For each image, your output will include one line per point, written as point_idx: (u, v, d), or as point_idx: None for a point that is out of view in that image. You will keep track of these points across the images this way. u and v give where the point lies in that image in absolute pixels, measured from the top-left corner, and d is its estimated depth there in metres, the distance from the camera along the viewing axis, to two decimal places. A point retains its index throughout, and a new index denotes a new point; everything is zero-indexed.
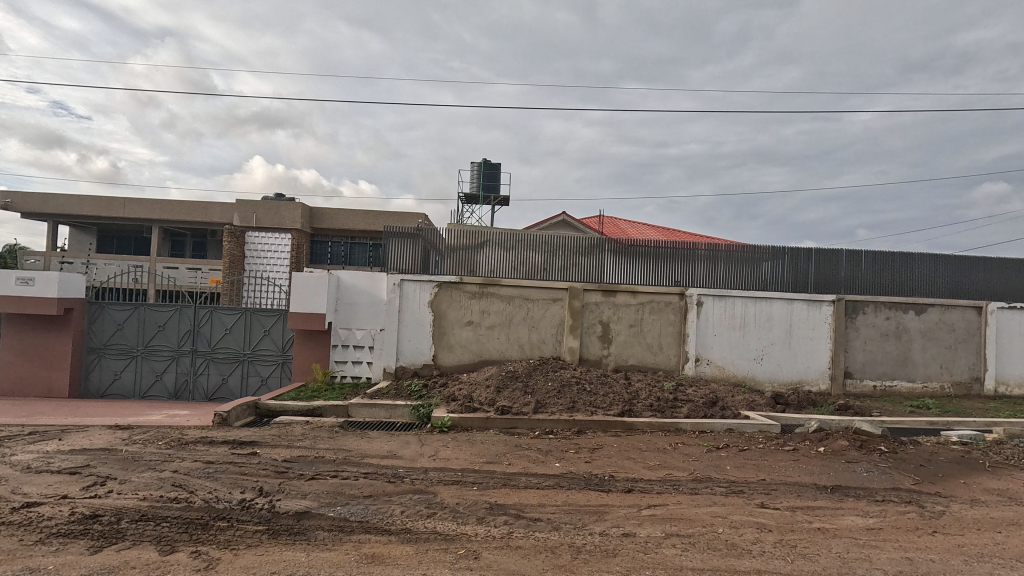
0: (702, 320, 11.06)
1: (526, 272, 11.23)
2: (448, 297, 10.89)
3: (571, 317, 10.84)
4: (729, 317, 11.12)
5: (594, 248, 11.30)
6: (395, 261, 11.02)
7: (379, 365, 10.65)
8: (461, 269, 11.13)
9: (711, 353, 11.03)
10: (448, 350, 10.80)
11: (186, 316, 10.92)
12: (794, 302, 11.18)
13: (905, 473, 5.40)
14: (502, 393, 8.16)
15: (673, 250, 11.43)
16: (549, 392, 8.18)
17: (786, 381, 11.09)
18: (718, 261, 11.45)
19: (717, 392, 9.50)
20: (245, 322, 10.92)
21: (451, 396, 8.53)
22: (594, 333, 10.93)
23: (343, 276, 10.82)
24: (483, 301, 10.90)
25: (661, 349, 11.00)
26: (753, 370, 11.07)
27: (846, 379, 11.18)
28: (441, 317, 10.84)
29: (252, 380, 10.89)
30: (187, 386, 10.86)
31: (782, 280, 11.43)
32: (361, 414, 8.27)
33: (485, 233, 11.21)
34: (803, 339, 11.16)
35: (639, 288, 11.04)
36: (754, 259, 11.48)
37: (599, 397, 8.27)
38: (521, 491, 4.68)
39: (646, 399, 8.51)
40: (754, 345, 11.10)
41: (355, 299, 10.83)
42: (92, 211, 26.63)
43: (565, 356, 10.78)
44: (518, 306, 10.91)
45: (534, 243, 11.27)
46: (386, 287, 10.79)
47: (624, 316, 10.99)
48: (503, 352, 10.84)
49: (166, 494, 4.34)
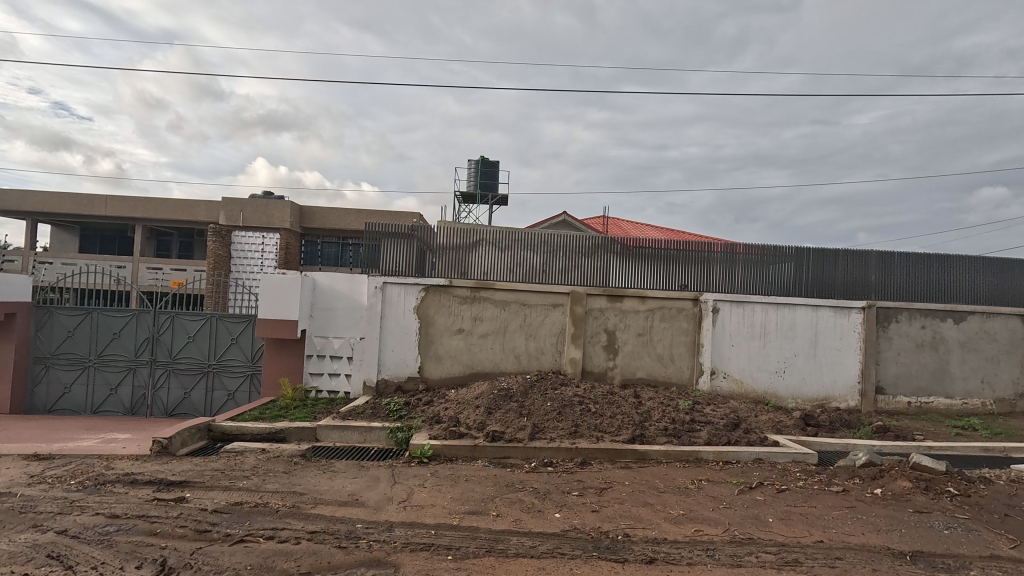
0: (718, 329, 9.98)
1: (524, 274, 10.13)
2: (436, 302, 9.79)
3: (572, 325, 9.74)
4: (748, 325, 10.03)
5: (599, 249, 10.22)
6: (378, 261, 9.92)
7: (359, 378, 9.57)
8: (451, 271, 10.02)
9: (728, 365, 9.94)
10: (435, 362, 9.70)
11: (145, 322, 9.82)
12: (820, 308, 10.09)
13: (996, 531, 4.29)
14: (493, 415, 7.05)
15: (687, 252, 10.34)
16: (548, 413, 7.08)
17: (810, 397, 10.00)
18: (737, 263, 10.34)
19: (738, 411, 8.39)
20: (210, 329, 9.80)
21: (434, 417, 7.42)
22: (599, 343, 9.83)
23: (320, 279, 9.73)
24: (475, 307, 9.81)
25: (673, 361, 9.90)
26: (774, 385, 9.97)
27: (878, 396, 10.07)
28: (428, 324, 9.75)
29: (218, 395, 9.78)
30: (145, 401, 9.75)
31: (808, 284, 10.30)
32: (331, 438, 7.20)
33: (478, 231, 10.10)
34: (829, 351, 10.07)
35: (648, 292, 9.93)
36: (778, 261, 10.36)
37: (605, 419, 7.16)
38: (510, 563, 3.57)
39: (659, 420, 7.40)
40: (775, 356, 10.02)
41: (332, 303, 9.76)
42: (73, 210, 25.58)
43: (566, 368, 9.68)
44: (514, 312, 9.82)
45: (532, 242, 10.17)
46: (366, 291, 9.69)
47: (631, 325, 9.89)
48: (496, 364, 9.74)
49: (31, 572, 3.23)
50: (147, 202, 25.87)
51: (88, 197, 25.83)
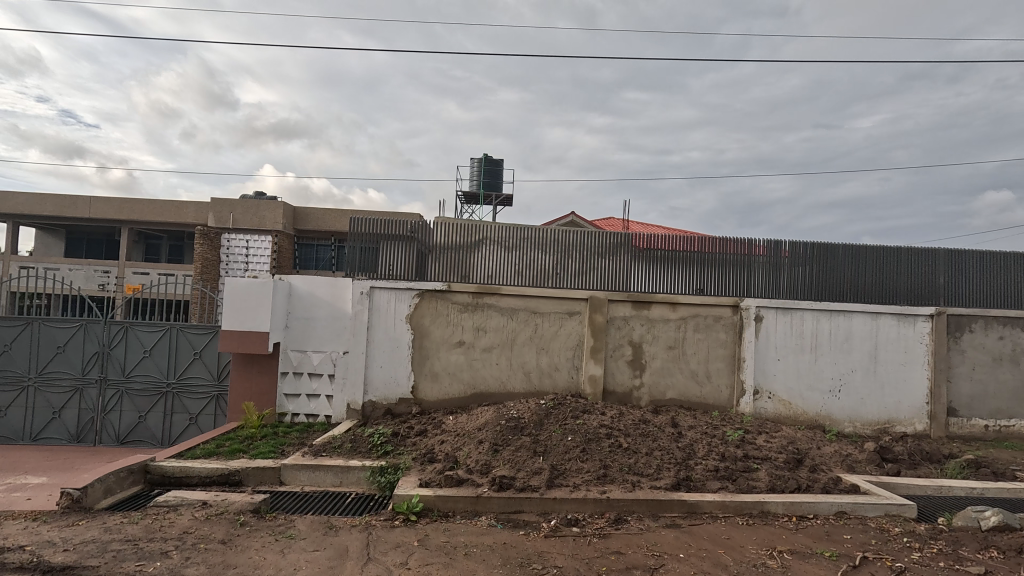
0: (762, 340, 8.54)
1: (534, 277, 8.71)
2: (433, 311, 8.40)
3: (591, 336, 8.33)
4: (797, 336, 8.57)
5: (623, 248, 8.79)
6: (364, 262, 8.55)
7: (341, 400, 8.18)
8: (449, 274, 8.62)
9: (773, 383, 8.49)
10: (431, 380, 8.29)
11: (94, 335, 8.45)
12: (880, 316, 8.65)
13: None
14: (500, 454, 5.61)
15: (724, 251, 8.88)
16: (568, 451, 5.64)
17: (870, 420, 8.53)
18: (784, 263, 8.86)
19: (797, 441, 6.93)
20: (170, 343, 8.42)
21: (427, 454, 5.99)
22: (622, 358, 8.41)
23: (298, 283, 8.36)
24: (479, 316, 8.41)
25: (709, 379, 8.46)
26: (829, 406, 8.51)
27: (949, 418, 8.59)
28: (423, 336, 8.36)
29: (179, 419, 8.39)
30: (92, 426, 8.37)
31: (866, 288, 8.84)
32: (298, 480, 5.81)
33: (481, 228, 8.68)
34: (892, 366, 8.62)
35: (680, 298, 8.51)
36: (831, 262, 8.88)
37: (641, 458, 5.72)
38: None
39: (705, 458, 5.98)
40: (829, 373, 8.56)
41: (311, 312, 8.38)
42: (56, 212, 24.40)
43: (585, 388, 8.26)
44: (523, 322, 8.42)
45: (544, 240, 8.76)
46: (351, 298, 8.31)
47: (660, 337, 8.47)
48: (502, 382, 8.32)
49: None
50: (133, 203, 24.64)
51: (72, 199, 24.62)
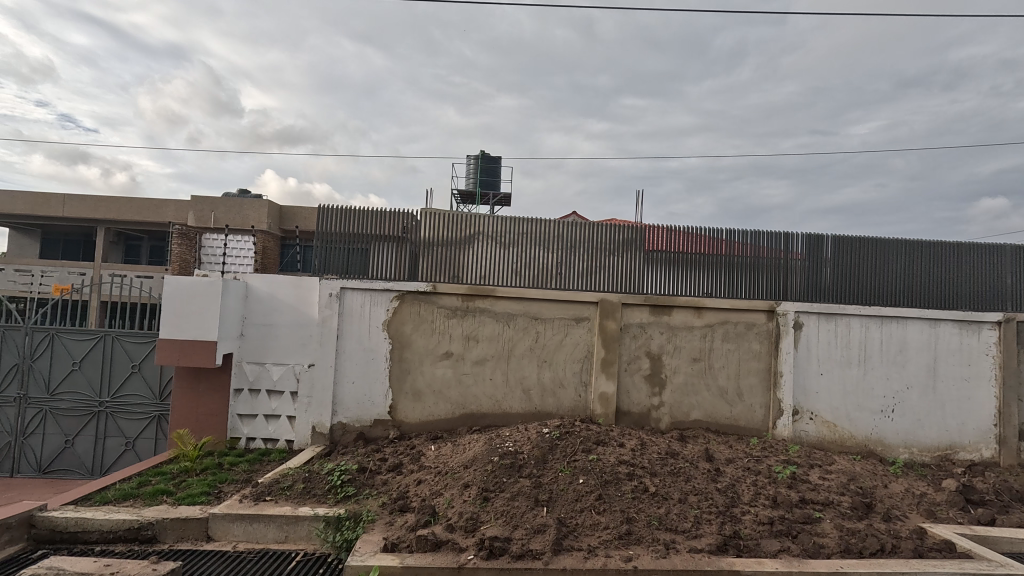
0: (802, 352, 7.26)
1: (535, 277, 7.42)
2: (415, 316, 7.12)
3: (602, 347, 7.08)
4: (844, 347, 7.30)
5: (639, 244, 7.49)
6: (336, 258, 7.26)
7: (306, 422, 6.89)
8: (438, 273, 7.32)
9: (816, 402, 7.22)
10: (413, 399, 7.01)
11: (14, 345, 7.15)
12: (939, 322, 7.38)
13: None
14: (492, 504, 4.30)
15: (757, 247, 7.60)
16: (580, 500, 4.34)
17: (929, 446, 7.25)
18: (826, 262, 7.58)
19: (860, 477, 5.64)
20: (103, 354, 7.11)
21: (398, 500, 4.68)
22: (639, 373, 7.15)
23: (256, 285, 7.09)
24: (469, 323, 7.14)
25: (740, 398, 7.19)
26: (880, 429, 7.24)
27: (1022, 443, 7.30)
28: (403, 346, 7.08)
29: (114, 444, 7.08)
30: (9, 454, 7.06)
31: (922, 290, 7.57)
32: (231, 536, 4.50)
33: (474, 219, 7.43)
34: (953, 382, 7.34)
35: (706, 303, 7.24)
36: (882, 261, 7.59)
37: (673, 508, 4.43)
38: None
39: (755, 505, 4.67)
40: (881, 390, 7.29)
41: (271, 318, 7.09)
42: (28, 211, 23.09)
43: (595, 409, 6.99)
44: (521, 329, 7.15)
45: (547, 234, 7.49)
46: (319, 301, 7.03)
47: (682, 347, 7.21)
48: (497, 401, 7.04)
49: None
50: (110, 201, 23.36)
51: (45, 197, 23.33)
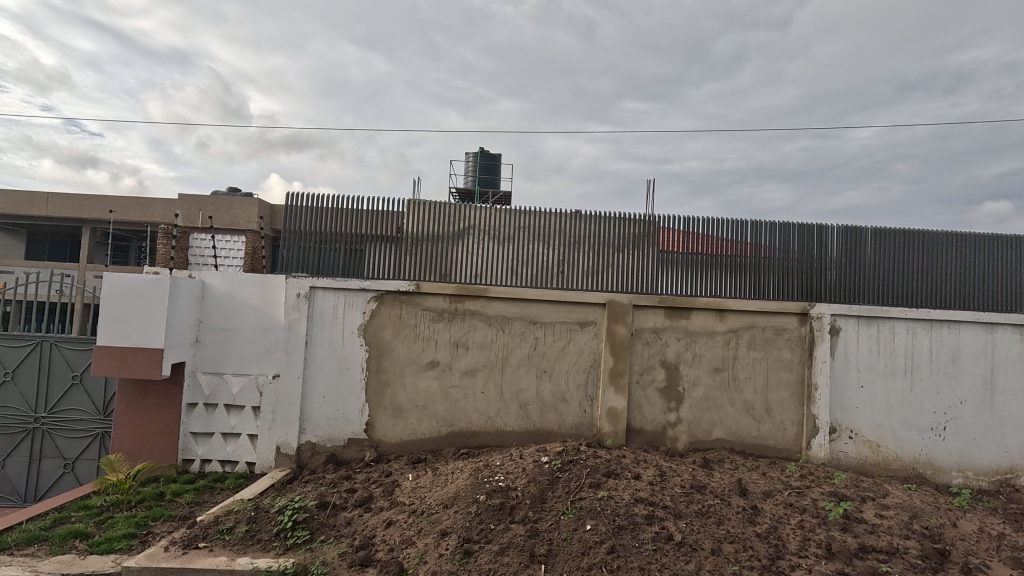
0: (840, 361, 6.33)
1: (532, 275, 6.51)
2: (396, 320, 6.21)
3: (611, 356, 6.17)
4: (888, 356, 6.36)
5: (652, 239, 6.57)
6: (307, 254, 6.41)
7: (269, 442, 6.00)
8: (423, 271, 6.43)
9: (856, 419, 6.28)
10: (393, 416, 6.10)
11: None
12: (996, 327, 6.44)
13: None
14: (475, 562, 3.36)
15: (788, 241, 6.66)
16: (588, 557, 3.39)
17: (987, 469, 6.29)
18: (865, 258, 6.64)
19: (923, 514, 4.69)
20: (39, 363, 6.22)
21: (360, 550, 3.74)
22: (653, 386, 6.23)
23: (215, 284, 6.20)
24: (457, 328, 6.23)
25: (768, 414, 6.26)
26: (930, 450, 6.29)
27: None
28: (382, 355, 6.17)
29: (50, 466, 6.17)
30: None
31: (976, 291, 6.62)
32: None
33: (465, 210, 6.55)
34: (1014, 396, 6.39)
35: (729, 305, 6.32)
36: (929, 257, 6.65)
37: (705, 564, 3.47)
38: None
39: (806, 557, 3.72)
40: (931, 405, 6.34)
41: (231, 322, 6.19)
42: (11, 209, 22.31)
43: (602, 427, 6.09)
44: (518, 335, 6.24)
45: (547, 227, 6.58)
46: (285, 303, 6.13)
47: (702, 356, 6.29)
48: (490, 418, 6.12)
49: None
50: (96, 199, 22.57)
51: (29, 196, 22.56)
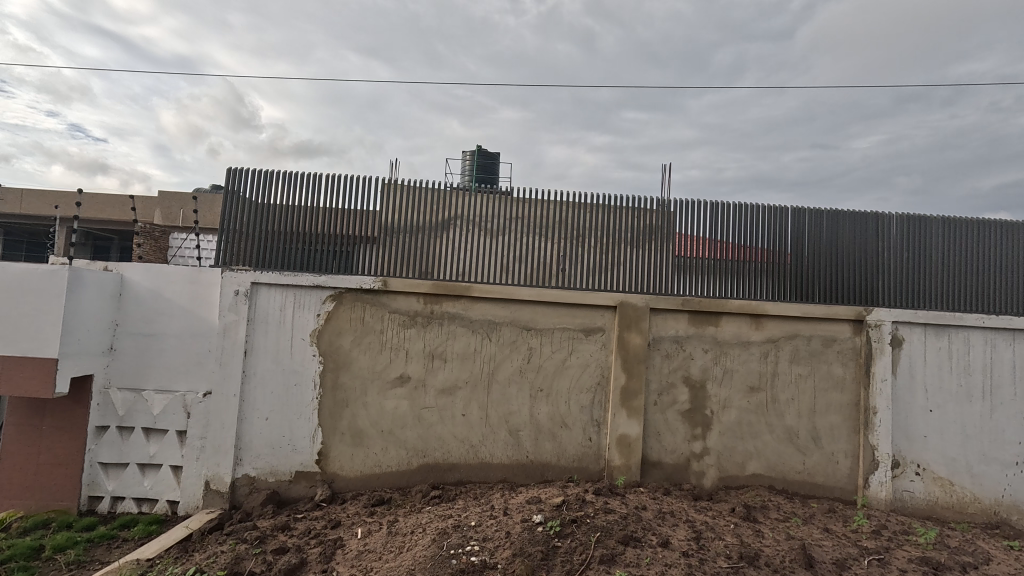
0: (904, 379, 5.14)
1: (528, 271, 5.31)
2: (359, 326, 5.04)
3: (622, 371, 5.00)
4: (962, 374, 5.18)
5: (674, 230, 5.40)
6: (251, 243, 5.16)
7: (195, 476, 4.80)
8: (394, 265, 5.21)
9: (924, 452, 5.09)
10: (352, 444, 4.92)
11: None
12: None
13: None
14: None
15: (839, 234, 5.48)
16: None
17: None
18: (932, 255, 5.45)
19: None
20: None
21: None
22: (673, 409, 5.05)
23: (135, 280, 5.04)
24: (433, 335, 5.06)
25: (816, 444, 5.08)
26: (1015, 490, 5.09)
27: None
28: (340, 368, 4.99)
29: None
30: None
31: None
32: None
33: (448, 194, 5.39)
34: None
35: (768, 309, 5.15)
36: (1008, 255, 5.48)
37: None
38: None
39: None
40: (1015, 434, 5.14)
41: (155, 327, 5.02)
42: None
43: (612, 459, 4.91)
44: (508, 345, 5.07)
45: (546, 215, 5.39)
46: (221, 303, 4.97)
47: (734, 372, 5.12)
48: (472, 447, 4.94)
49: None
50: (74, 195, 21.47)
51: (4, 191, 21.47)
